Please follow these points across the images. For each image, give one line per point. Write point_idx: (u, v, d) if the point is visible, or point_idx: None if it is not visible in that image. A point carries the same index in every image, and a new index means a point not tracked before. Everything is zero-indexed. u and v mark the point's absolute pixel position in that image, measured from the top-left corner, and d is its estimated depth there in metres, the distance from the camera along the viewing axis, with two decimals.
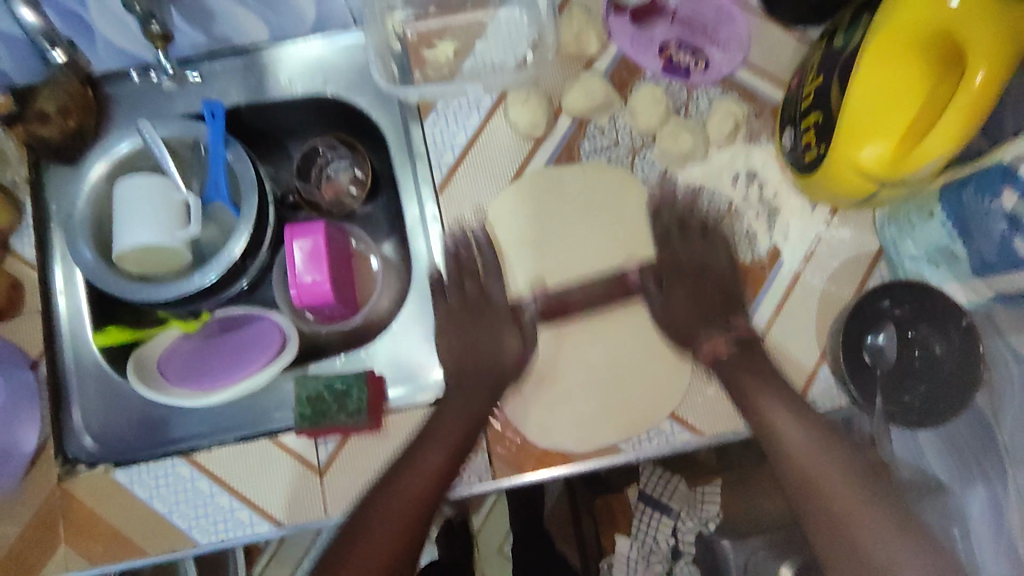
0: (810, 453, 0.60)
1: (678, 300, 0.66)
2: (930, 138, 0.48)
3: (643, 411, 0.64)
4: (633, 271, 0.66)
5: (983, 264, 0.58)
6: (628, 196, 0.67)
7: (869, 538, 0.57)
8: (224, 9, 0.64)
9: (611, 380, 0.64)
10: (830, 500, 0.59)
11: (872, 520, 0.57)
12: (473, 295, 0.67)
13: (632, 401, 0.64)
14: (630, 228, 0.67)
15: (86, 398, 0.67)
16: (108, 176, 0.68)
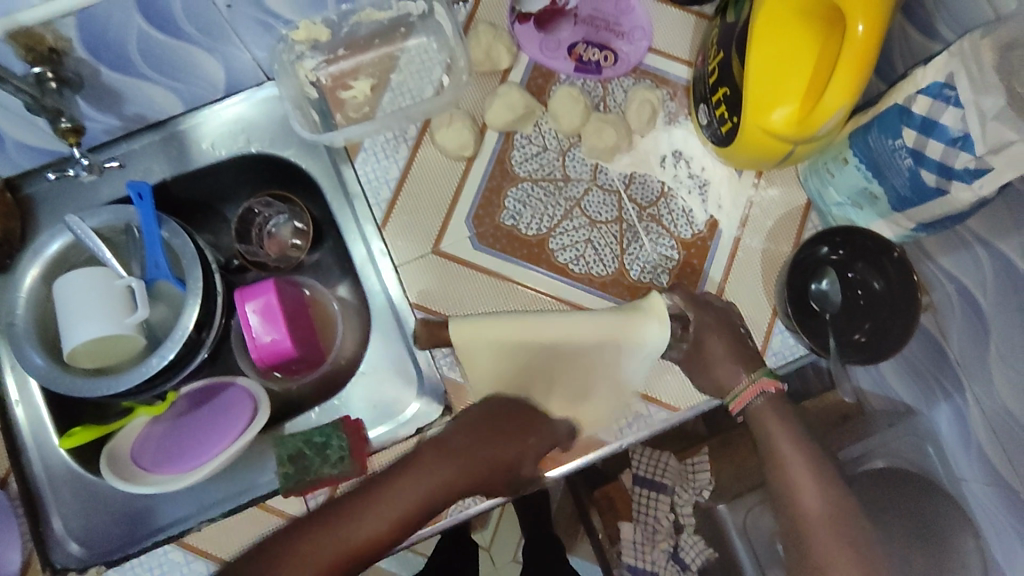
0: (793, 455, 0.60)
1: (710, 342, 0.63)
2: (828, 94, 0.51)
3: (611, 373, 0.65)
4: (579, 254, 0.68)
5: (899, 200, 0.56)
6: (565, 192, 0.69)
7: (828, 546, 0.56)
8: (132, 90, 0.64)
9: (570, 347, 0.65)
10: (800, 510, 0.58)
11: (835, 530, 0.57)
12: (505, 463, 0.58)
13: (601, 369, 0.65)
14: (557, 215, 0.68)
15: (63, 505, 0.65)
16: (45, 278, 0.67)
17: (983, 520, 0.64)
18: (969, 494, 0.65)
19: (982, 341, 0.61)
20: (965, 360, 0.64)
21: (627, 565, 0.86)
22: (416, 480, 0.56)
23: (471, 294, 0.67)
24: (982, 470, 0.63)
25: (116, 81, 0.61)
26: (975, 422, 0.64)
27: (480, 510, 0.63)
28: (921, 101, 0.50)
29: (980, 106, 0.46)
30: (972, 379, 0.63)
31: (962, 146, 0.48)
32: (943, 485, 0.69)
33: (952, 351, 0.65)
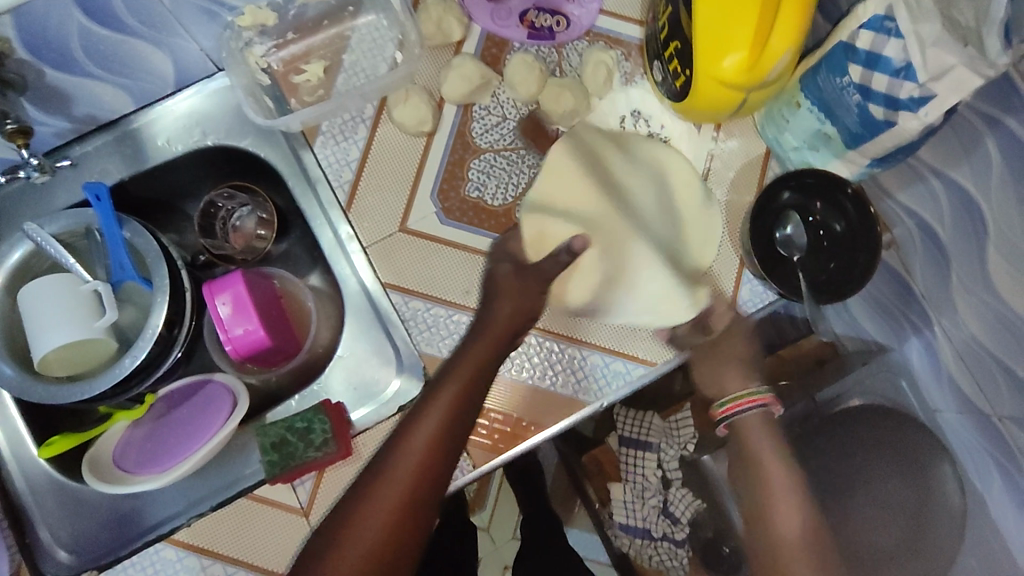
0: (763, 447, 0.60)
1: (732, 342, 0.64)
2: (774, 38, 0.53)
3: (641, 253, 0.66)
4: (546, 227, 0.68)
5: (852, 137, 0.57)
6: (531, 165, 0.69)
7: (797, 552, 0.56)
8: (78, 89, 0.62)
9: (596, 261, 0.65)
10: (772, 501, 0.58)
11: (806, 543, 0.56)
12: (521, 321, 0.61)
13: (645, 264, 0.66)
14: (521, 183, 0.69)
15: (49, 515, 0.65)
16: (8, 288, 0.66)
17: (958, 446, 0.66)
18: (944, 424, 0.68)
19: (943, 271, 0.62)
20: (930, 293, 0.65)
21: (619, 523, 0.89)
22: (418, 425, 0.55)
23: (443, 267, 0.67)
24: (955, 399, 0.66)
25: (62, 82, 0.60)
26: (944, 355, 0.66)
27: (466, 482, 0.63)
28: (864, 36, 0.51)
29: (920, 34, 0.47)
30: (938, 310, 0.65)
31: (905, 76, 0.49)
32: (918, 416, 0.72)
33: (917, 286, 0.67)
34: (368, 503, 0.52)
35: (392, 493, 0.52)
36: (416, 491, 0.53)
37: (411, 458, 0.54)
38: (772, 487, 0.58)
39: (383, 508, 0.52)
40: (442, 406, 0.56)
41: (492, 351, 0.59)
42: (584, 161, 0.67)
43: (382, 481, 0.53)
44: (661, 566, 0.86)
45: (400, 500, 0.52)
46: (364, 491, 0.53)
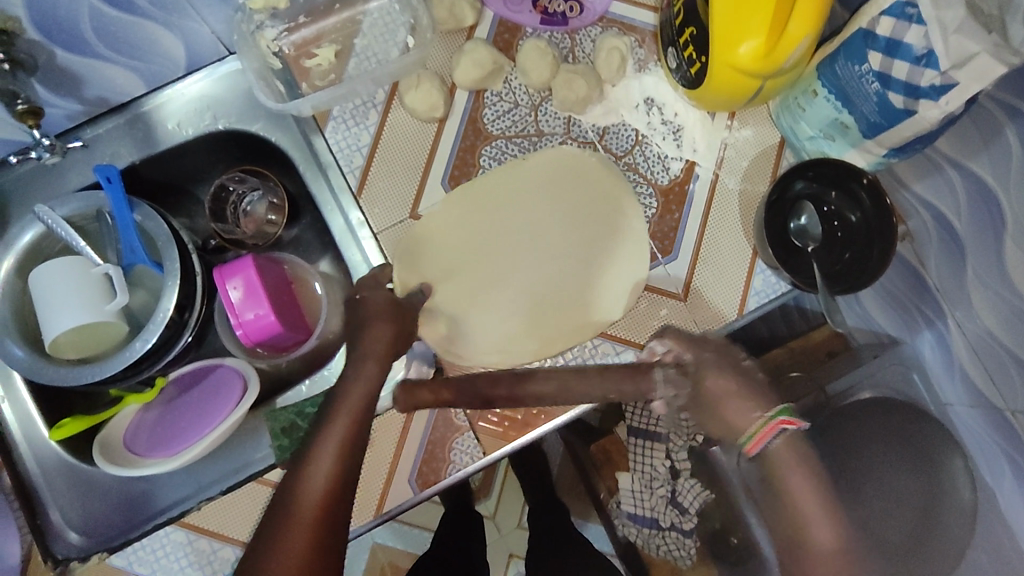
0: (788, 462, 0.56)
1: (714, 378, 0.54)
2: (792, 24, 0.52)
3: (531, 276, 0.68)
4: (535, 242, 0.69)
5: (869, 127, 0.56)
6: (528, 176, 0.68)
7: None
8: (87, 70, 0.62)
9: (490, 278, 0.68)
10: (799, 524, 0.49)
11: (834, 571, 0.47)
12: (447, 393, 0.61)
13: (531, 289, 0.68)
14: (518, 187, 0.69)
15: (59, 496, 0.65)
16: (19, 269, 0.66)
17: (969, 440, 0.66)
18: (955, 417, 0.68)
19: (959, 264, 0.62)
20: (944, 286, 0.64)
21: (627, 512, 0.88)
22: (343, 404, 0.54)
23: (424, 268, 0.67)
24: (968, 393, 0.65)
25: (73, 63, 0.60)
26: (957, 349, 0.65)
27: (479, 468, 0.63)
28: (884, 22, 0.50)
29: (942, 21, 0.47)
30: (953, 304, 0.64)
31: (927, 63, 0.48)
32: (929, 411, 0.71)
33: (931, 279, 0.66)
34: (273, 551, 0.48)
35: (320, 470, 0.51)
36: (346, 466, 0.51)
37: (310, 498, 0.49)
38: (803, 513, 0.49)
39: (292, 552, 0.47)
40: (337, 443, 0.52)
41: (371, 393, 0.55)
42: (562, 177, 0.69)
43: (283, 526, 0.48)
44: (668, 555, 0.87)
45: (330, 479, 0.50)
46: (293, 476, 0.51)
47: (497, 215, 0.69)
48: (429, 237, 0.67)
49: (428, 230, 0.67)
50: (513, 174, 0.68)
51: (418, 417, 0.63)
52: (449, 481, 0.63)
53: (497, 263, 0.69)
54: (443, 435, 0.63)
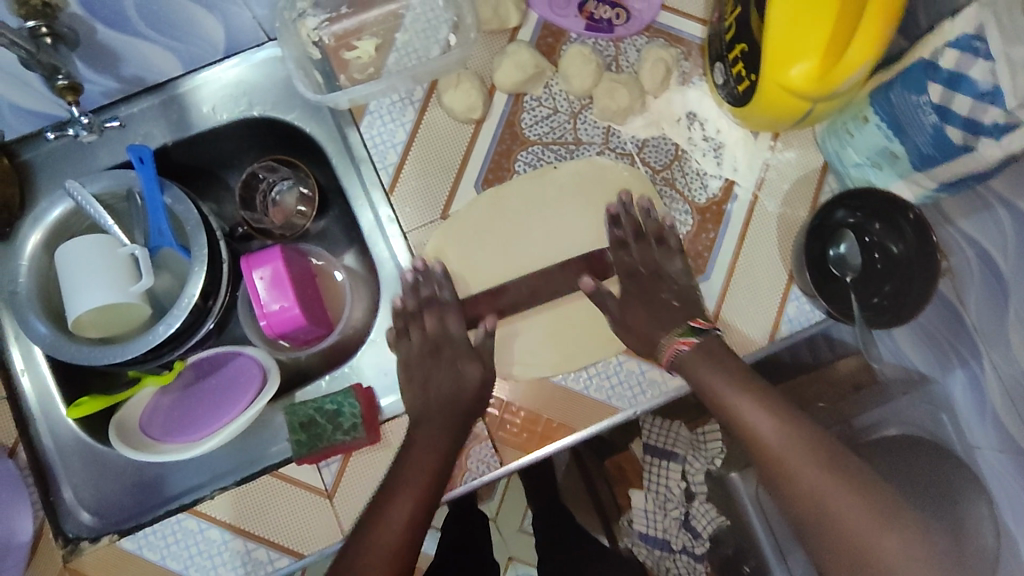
0: (726, 384, 0.58)
1: (635, 311, 0.63)
2: (851, 51, 0.50)
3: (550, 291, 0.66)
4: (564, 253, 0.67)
5: (921, 159, 0.55)
6: (554, 184, 0.67)
7: (810, 470, 0.55)
8: (125, 48, 0.61)
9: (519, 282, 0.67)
10: (772, 447, 0.56)
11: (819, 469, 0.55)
12: (433, 331, 0.64)
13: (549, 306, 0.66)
14: (547, 194, 0.67)
15: (73, 473, 0.65)
16: (46, 245, 0.66)
17: (997, 486, 0.64)
18: (983, 462, 0.66)
19: (1000, 305, 0.60)
20: (985, 326, 0.63)
21: (638, 533, 0.85)
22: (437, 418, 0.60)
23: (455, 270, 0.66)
24: (1000, 438, 0.63)
25: (112, 40, 0.59)
26: (992, 389, 0.63)
27: (494, 478, 0.62)
28: (949, 55, 0.49)
29: (1010, 57, 0.46)
30: (990, 345, 0.62)
31: (993, 100, 0.47)
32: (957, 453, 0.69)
33: (971, 318, 0.64)
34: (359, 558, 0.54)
35: (420, 470, 0.58)
36: (437, 471, 0.58)
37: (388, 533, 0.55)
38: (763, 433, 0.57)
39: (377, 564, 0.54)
40: (436, 460, 0.59)
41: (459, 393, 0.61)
42: (589, 192, 0.67)
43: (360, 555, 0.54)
44: None
45: (427, 481, 0.58)
46: (394, 479, 0.58)
47: (524, 221, 0.67)
48: (452, 236, 0.66)
49: (455, 232, 0.66)
50: (539, 183, 0.67)
51: None
52: (463, 489, 0.62)
53: (517, 273, 0.67)
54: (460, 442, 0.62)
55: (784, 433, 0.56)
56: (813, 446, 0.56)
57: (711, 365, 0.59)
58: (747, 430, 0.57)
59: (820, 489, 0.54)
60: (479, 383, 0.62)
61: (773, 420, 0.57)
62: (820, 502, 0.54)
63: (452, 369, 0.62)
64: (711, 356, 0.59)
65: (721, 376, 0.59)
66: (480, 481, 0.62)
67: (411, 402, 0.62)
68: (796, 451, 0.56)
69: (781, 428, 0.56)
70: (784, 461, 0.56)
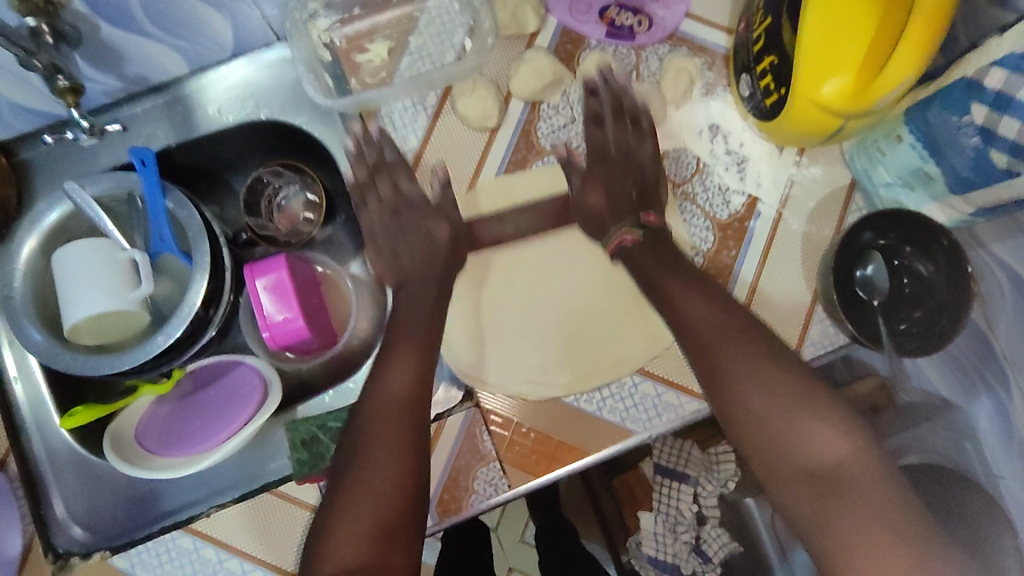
0: (669, 277, 0.57)
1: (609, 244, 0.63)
2: (889, 67, 0.47)
3: (561, 303, 0.64)
4: (574, 266, 0.65)
5: (958, 181, 0.54)
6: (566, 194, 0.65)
7: (752, 375, 0.51)
8: (129, 47, 0.59)
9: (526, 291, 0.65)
10: (712, 346, 0.53)
11: (761, 364, 0.51)
12: (408, 238, 0.63)
13: (561, 325, 0.64)
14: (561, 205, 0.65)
15: (65, 486, 0.62)
16: (42, 248, 0.63)
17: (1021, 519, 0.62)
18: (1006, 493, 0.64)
19: None
20: None
21: (647, 556, 0.81)
22: (416, 306, 0.60)
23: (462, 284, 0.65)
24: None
25: (116, 38, 0.57)
26: None
27: (502, 501, 0.60)
28: (994, 74, 0.47)
29: None
30: None
31: None
32: None
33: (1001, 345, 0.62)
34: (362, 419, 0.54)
35: (415, 353, 0.57)
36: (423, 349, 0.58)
37: (372, 518, 0.50)
38: (699, 325, 0.54)
39: (380, 423, 0.53)
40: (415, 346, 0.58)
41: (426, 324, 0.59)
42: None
43: (345, 525, 0.49)
44: None
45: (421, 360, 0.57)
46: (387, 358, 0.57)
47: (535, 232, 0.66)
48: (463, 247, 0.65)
49: (467, 244, 0.65)
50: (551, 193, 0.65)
51: (444, 440, 0.60)
52: (469, 512, 0.60)
53: (527, 288, 0.65)
54: (467, 463, 0.60)
55: (726, 327, 0.53)
56: (761, 343, 0.52)
57: (696, 290, 0.56)
58: (678, 314, 0.55)
59: (764, 408, 0.50)
60: (449, 239, 0.63)
61: (710, 304, 0.54)
62: (755, 407, 0.50)
63: (418, 228, 0.63)
64: (654, 253, 0.59)
65: (662, 269, 0.57)
66: (487, 505, 0.60)
67: (382, 266, 0.64)
68: (739, 355, 0.52)
69: (715, 308, 0.54)
70: (725, 368, 0.52)
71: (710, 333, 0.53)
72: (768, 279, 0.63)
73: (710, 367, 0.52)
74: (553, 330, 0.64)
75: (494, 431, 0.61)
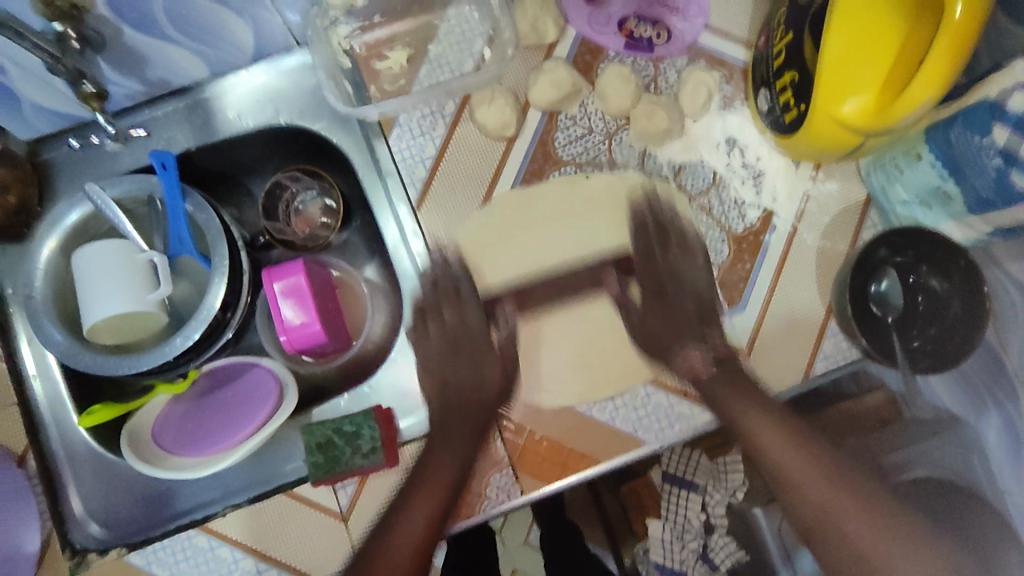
0: (723, 381, 0.61)
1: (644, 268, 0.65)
2: (913, 84, 0.46)
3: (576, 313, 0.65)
4: (588, 276, 0.66)
5: (977, 201, 0.55)
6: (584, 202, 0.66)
7: (802, 477, 0.58)
8: (152, 51, 0.59)
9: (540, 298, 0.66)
10: (767, 451, 0.60)
11: (807, 468, 0.58)
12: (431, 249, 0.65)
13: (579, 332, 0.65)
14: (577, 214, 0.66)
15: (82, 483, 0.63)
16: (63, 248, 0.64)
17: None
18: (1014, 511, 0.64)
19: None
20: None
21: (654, 563, 0.79)
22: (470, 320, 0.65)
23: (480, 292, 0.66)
24: None
25: (139, 43, 0.58)
26: None
27: (513, 507, 0.61)
28: (1020, 96, 0.48)
29: None
30: None
31: None
32: None
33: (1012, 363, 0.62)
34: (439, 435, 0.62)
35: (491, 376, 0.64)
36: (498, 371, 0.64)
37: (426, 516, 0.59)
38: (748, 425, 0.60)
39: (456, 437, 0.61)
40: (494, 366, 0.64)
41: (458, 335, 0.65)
42: (620, 210, 0.66)
43: (403, 517, 0.59)
44: None
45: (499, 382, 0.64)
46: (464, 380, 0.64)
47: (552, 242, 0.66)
48: (482, 252, 0.65)
49: (485, 252, 0.65)
50: (569, 202, 0.66)
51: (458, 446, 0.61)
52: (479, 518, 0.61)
53: (543, 295, 0.66)
54: (480, 469, 0.61)
55: (779, 435, 0.60)
56: (806, 444, 0.59)
57: (749, 398, 0.60)
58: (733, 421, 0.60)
59: (811, 496, 0.58)
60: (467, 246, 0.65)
61: (762, 412, 0.60)
62: (804, 503, 0.58)
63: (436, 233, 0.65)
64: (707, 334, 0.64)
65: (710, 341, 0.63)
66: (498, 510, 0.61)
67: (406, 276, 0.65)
68: (787, 454, 0.59)
69: (768, 414, 0.60)
70: (779, 471, 0.59)
71: (768, 442, 0.59)
72: (783, 291, 0.63)
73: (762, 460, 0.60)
74: (571, 338, 0.64)
75: (507, 438, 0.61)
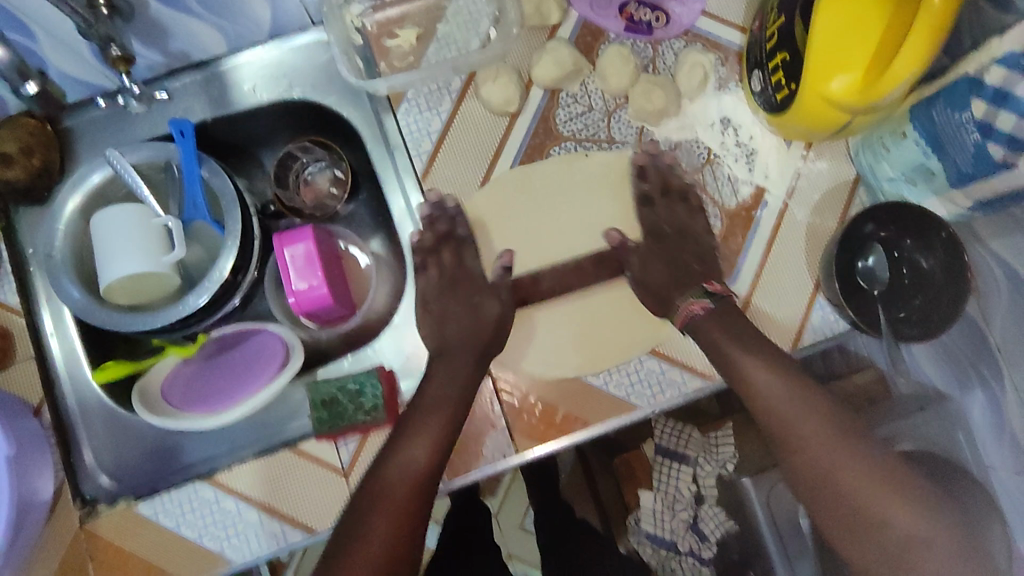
0: (738, 349, 0.60)
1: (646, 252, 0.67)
2: (897, 63, 0.49)
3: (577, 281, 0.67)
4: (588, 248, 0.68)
5: (959, 175, 0.57)
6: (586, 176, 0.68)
7: (836, 465, 0.57)
8: (173, 23, 0.62)
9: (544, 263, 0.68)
10: (788, 429, 0.59)
11: (841, 452, 0.57)
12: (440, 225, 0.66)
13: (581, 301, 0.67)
14: (579, 188, 0.68)
15: (94, 436, 0.66)
16: (83, 209, 0.67)
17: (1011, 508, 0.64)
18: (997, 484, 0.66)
19: None
20: None
21: (646, 532, 0.84)
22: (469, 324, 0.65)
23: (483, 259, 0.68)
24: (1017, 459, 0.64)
25: (163, 15, 0.61)
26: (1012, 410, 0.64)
27: (507, 467, 0.63)
28: (995, 71, 0.51)
29: None
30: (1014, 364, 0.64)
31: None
32: None
33: None
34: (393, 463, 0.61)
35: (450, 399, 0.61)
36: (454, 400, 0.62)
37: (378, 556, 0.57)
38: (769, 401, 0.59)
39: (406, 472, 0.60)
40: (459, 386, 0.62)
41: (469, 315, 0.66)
42: (615, 187, 0.69)
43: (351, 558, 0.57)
44: None
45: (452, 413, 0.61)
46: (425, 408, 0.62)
47: (557, 212, 0.68)
48: (488, 220, 0.68)
49: (490, 220, 0.68)
50: (573, 175, 0.68)
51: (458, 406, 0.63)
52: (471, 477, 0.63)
53: (545, 262, 0.68)
54: (476, 428, 0.63)
55: (803, 410, 0.59)
56: (836, 429, 0.58)
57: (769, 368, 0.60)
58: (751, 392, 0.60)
59: (839, 477, 0.57)
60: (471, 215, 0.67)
61: (787, 389, 0.59)
62: (834, 488, 0.57)
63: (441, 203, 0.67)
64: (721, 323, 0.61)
65: (716, 332, 0.61)
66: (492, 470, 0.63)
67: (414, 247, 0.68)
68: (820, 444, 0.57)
69: (789, 386, 0.59)
70: (807, 451, 0.58)
71: (791, 419, 0.58)
72: (774, 264, 0.65)
73: (782, 441, 0.59)
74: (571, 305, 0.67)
75: (504, 400, 0.64)
